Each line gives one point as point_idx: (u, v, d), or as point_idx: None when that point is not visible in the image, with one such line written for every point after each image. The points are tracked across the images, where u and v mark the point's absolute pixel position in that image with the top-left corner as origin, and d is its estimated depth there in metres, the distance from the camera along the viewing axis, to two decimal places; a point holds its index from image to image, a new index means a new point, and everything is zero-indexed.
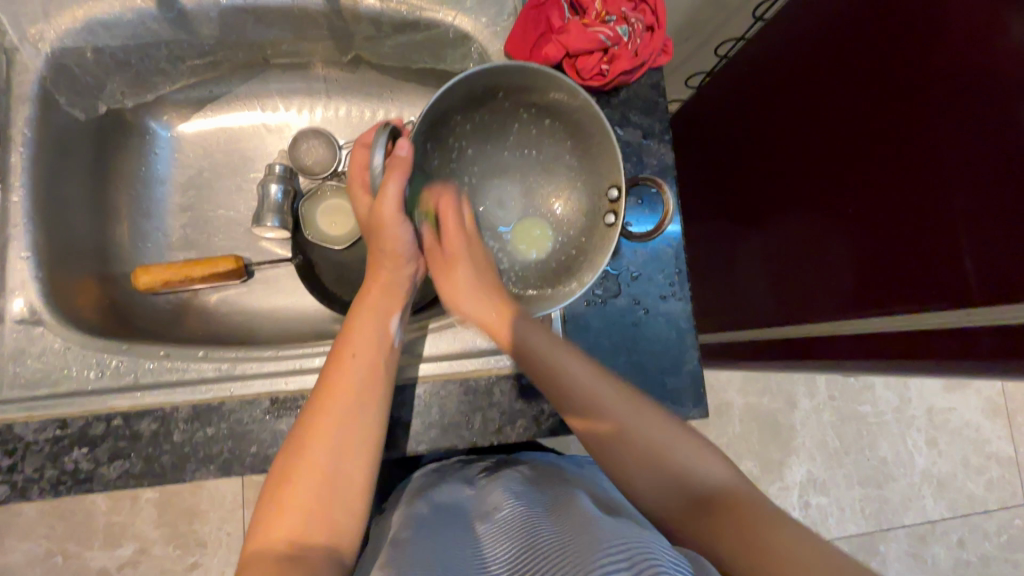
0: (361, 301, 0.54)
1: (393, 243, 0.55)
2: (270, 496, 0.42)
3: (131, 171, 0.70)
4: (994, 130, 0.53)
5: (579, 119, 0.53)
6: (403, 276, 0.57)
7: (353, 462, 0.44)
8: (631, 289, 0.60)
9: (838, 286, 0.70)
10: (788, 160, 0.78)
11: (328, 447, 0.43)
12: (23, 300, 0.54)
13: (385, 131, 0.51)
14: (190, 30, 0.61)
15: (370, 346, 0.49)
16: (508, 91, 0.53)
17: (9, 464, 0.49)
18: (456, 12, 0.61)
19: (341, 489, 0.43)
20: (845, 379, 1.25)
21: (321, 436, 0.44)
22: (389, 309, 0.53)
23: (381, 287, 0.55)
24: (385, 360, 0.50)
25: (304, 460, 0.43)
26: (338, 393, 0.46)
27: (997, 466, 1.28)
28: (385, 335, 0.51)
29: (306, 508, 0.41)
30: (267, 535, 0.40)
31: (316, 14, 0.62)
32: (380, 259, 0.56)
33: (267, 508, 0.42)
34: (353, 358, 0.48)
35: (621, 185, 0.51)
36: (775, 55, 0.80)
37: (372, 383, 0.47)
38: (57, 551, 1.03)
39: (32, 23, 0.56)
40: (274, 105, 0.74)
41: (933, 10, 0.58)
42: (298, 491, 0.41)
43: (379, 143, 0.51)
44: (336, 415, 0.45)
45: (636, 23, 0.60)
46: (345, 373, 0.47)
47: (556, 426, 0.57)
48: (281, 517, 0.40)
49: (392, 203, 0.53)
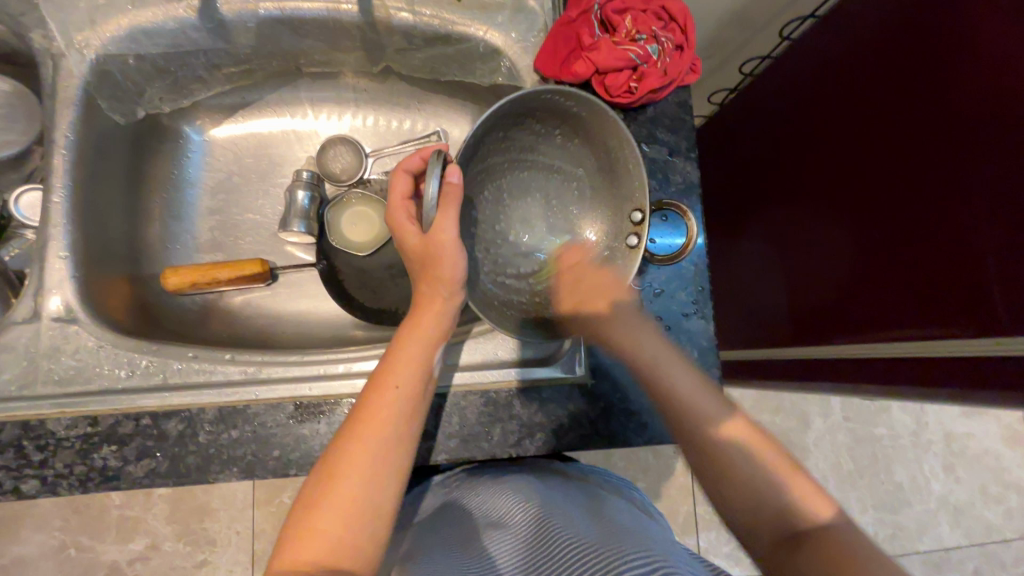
0: (403, 331, 0.52)
1: (450, 270, 0.52)
2: (297, 520, 0.42)
3: (163, 173, 0.71)
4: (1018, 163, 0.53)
5: (602, 141, 0.54)
6: (453, 307, 0.54)
7: (384, 491, 0.44)
8: (654, 305, 0.60)
9: (859, 312, 0.70)
10: (816, 181, 0.77)
11: (359, 475, 0.44)
12: (59, 298, 0.55)
13: (440, 160, 0.48)
14: (228, 39, 0.63)
15: (411, 378, 0.49)
16: (540, 113, 0.55)
17: (39, 459, 0.50)
18: (487, 27, 0.62)
19: (370, 517, 0.43)
20: (862, 401, 1.23)
21: (353, 465, 0.44)
22: (434, 338, 0.52)
23: (432, 316, 0.53)
24: (425, 388, 0.50)
25: (336, 485, 0.43)
26: (376, 423, 0.46)
27: (1016, 494, 1.25)
28: (425, 366, 0.50)
29: (331, 534, 0.41)
30: (287, 559, 0.41)
31: (350, 25, 0.63)
32: (436, 288, 0.53)
33: (292, 529, 0.42)
34: (395, 388, 0.48)
35: (646, 210, 0.53)
36: (796, 79, 0.81)
37: (408, 417, 0.47)
38: (71, 543, 1.05)
39: (78, 30, 0.58)
40: (304, 112, 0.75)
41: (962, 37, 0.58)
42: (324, 517, 0.42)
43: (434, 172, 0.48)
44: (372, 445, 0.45)
45: (666, 42, 0.61)
46: (384, 403, 0.47)
47: (576, 441, 0.57)
48: (306, 541, 0.41)
49: (452, 233, 0.51)
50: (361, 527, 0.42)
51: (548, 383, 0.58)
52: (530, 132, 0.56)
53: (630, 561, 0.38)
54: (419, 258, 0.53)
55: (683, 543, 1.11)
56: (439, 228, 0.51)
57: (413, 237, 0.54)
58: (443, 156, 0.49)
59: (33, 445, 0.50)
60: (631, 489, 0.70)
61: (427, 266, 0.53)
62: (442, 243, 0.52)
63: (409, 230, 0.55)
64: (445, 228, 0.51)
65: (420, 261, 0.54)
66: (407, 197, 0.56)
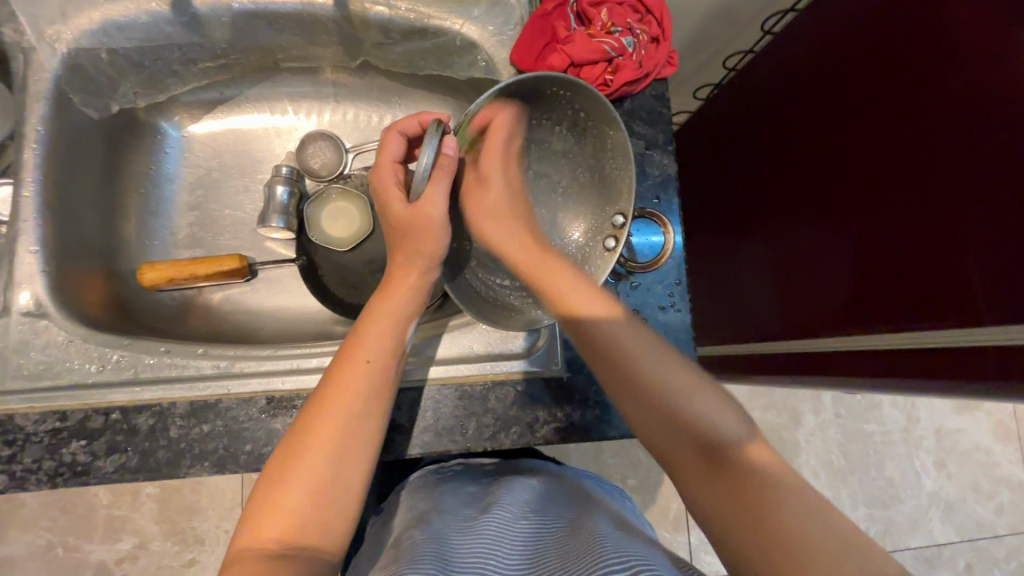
0: (376, 305, 0.52)
1: (432, 246, 0.53)
2: (264, 496, 0.42)
3: (141, 169, 0.71)
4: (1007, 152, 0.52)
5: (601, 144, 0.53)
6: (428, 283, 0.54)
7: (353, 466, 0.44)
8: (631, 299, 0.60)
9: (847, 303, 0.69)
10: (801, 173, 0.76)
11: (329, 449, 0.44)
12: (29, 293, 0.55)
13: (440, 131, 0.48)
14: (203, 33, 0.62)
15: (384, 352, 0.49)
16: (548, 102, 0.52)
17: (8, 454, 0.50)
18: (463, 21, 0.62)
19: (339, 492, 0.43)
20: (852, 397, 1.24)
21: (324, 440, 0.44)
22: (407, 316, 0.53)
23: (403, 293, 0.53)
24: (396, 364, 0.50)
25: (304, 459, 0.43)
26: (346, 398, 0.46)
27: (1007, 490, 1.25)
28: (399, 342, 0.50)
29: (300, 509, 0.41)
30: (254, 536, 0.40)
31: (325, 19, 0.63)
32: (414, 261, 0.53)
33: (257, 503, 0.42)
34: (367, 363, 0.48)
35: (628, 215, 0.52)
36: (780, 71, 0.81)
37: (379, 392, 0.48)
38: (57, 543, 1.05)
39: (49, 24, 0.58)
40: (283, 108, 0.75)
41: (948, 23, 0.57)
42: (294, 492, 0.42)
43: (433, 141, 0.48)
44: (342, 419, 0.45)
45: (642, 35, 0.61)
46: (356, 376, 0.47)
47: (552, 435, 0.57)
48: (274, 515, 0.41)
49: (438, 209, 0.53)
50: (331, 501, 0.43)
51: (524, 377, 0.58)
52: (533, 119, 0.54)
53: (608, 564, 0.38)
54: (400, 225, 0.53)
55: (673, 540, 1.11)
56: (428, 201, 0.52)
57: (395, 203, 0.54)
58: (443, 126, 0.50)
59: (2, 440, 0.50)
60: (612, 485, 0.70)
61: (407, 238, 0.53)
62: (427, 218, 0.53)
63: (393, 194, 0.54)
64: (434, 203, 0.52)
65: (397, 230, 0.54)
66: (396, 161, 0.56)
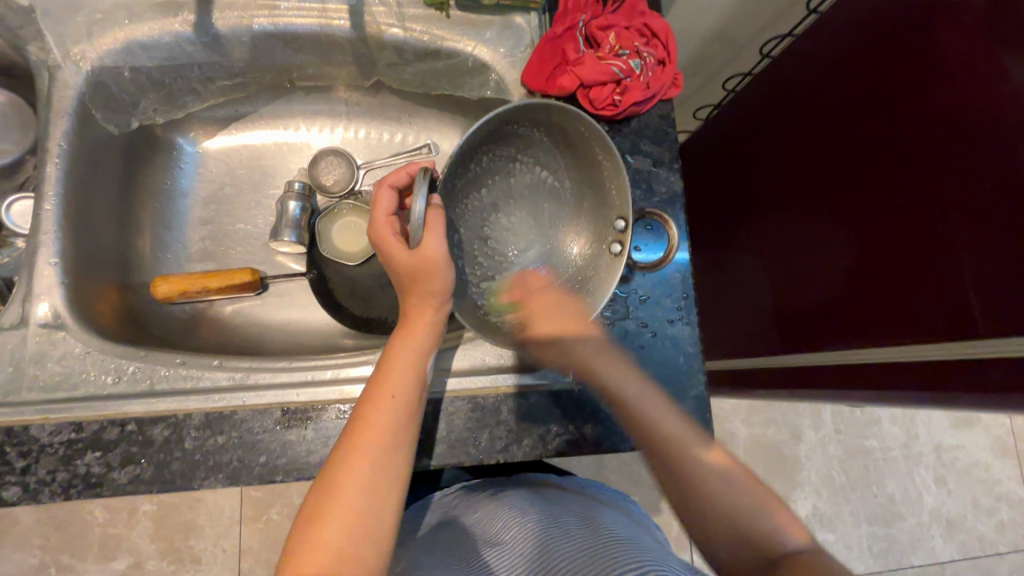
0: (394, 341, 0.53)
1: (438, 283, 0.52)
2: (302, 530, 0.43)
3: (156, 184, 0.72)
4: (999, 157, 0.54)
5: (595, 159, 0.55)
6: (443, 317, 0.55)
7: (384, 500, 0.45)
8: (639, 312, 0.61)
9: (843, 319, 0.70)
10: (794, 187, 0.79)
11: (359, 487, 0.44)
12: (47, 304, 0.55)
13: (429, 177, 0.48)
14: (223, 53, 0.64)
15: (407, 385, 0.50)
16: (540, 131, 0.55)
17: (22, 465, 0.50)
18: (475, 43, 0.64)
19: (373, 527, 0.44)
20: (852, 412, 1.24)
21: (354, 477, 0.45)
22: (426, 348, 0.53)
23: (423, 328, 0.53)
24: (418, 397, 0.50)
25: (335, 497, 0.44)
26: (373, 433, 0.46)
27: (1007, 507, 1.25)
28: (420, 374, 0.51)
29: (335, 545, 0.42)
30: (296, 568, 0.41)
31: (342, 40, 0.65)
32: (427, 299, 0.53)
33: (296, 542, 0.43)
34: (391, 397, 0.48)
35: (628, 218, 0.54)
36: (767, 93, 0.85)
37: (404, 425, 0.48)
38: (51, 562, 1.02)
39: (75, 43, 0.59)
40: (296, 125, 0.76)
41: (933, 47, 0.60)
42: (330, 527, 0.43)
43: (422, 189, 0.48)
44: (370, 456, 0.45)
45: (649, 57, 0.62)
46: (382, 411, 0.47)
47: (564, 447, 0.58)
48: (310, 553, 0.42)
49: (440, 250, 0.51)
50: (362, 539, 0.43)
51: (535, 389, 0.58)
52: (521, 141, 0.56)
53: None
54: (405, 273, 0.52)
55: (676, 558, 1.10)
56: (428, 245, 0.50)
57: (401, 253, 0.53)
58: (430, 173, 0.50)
59: (16, 452, 0.50)
60: (624, 499, 0.70)
61: (416, 283, 0.52)
62: (431, 262, 0.51)
63: (396, 246, 0.53)
64: (433, 246, 0.50)
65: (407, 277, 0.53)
66: (389, 214, 0.56)
